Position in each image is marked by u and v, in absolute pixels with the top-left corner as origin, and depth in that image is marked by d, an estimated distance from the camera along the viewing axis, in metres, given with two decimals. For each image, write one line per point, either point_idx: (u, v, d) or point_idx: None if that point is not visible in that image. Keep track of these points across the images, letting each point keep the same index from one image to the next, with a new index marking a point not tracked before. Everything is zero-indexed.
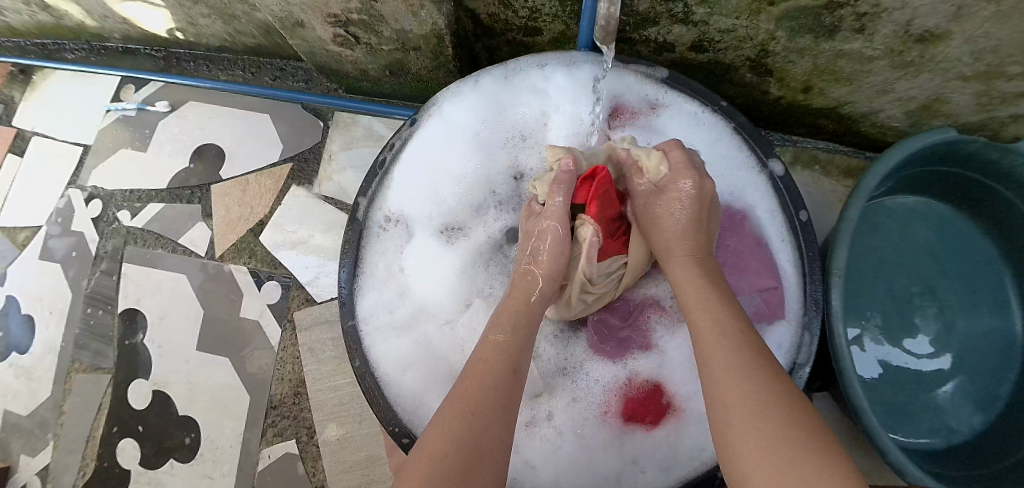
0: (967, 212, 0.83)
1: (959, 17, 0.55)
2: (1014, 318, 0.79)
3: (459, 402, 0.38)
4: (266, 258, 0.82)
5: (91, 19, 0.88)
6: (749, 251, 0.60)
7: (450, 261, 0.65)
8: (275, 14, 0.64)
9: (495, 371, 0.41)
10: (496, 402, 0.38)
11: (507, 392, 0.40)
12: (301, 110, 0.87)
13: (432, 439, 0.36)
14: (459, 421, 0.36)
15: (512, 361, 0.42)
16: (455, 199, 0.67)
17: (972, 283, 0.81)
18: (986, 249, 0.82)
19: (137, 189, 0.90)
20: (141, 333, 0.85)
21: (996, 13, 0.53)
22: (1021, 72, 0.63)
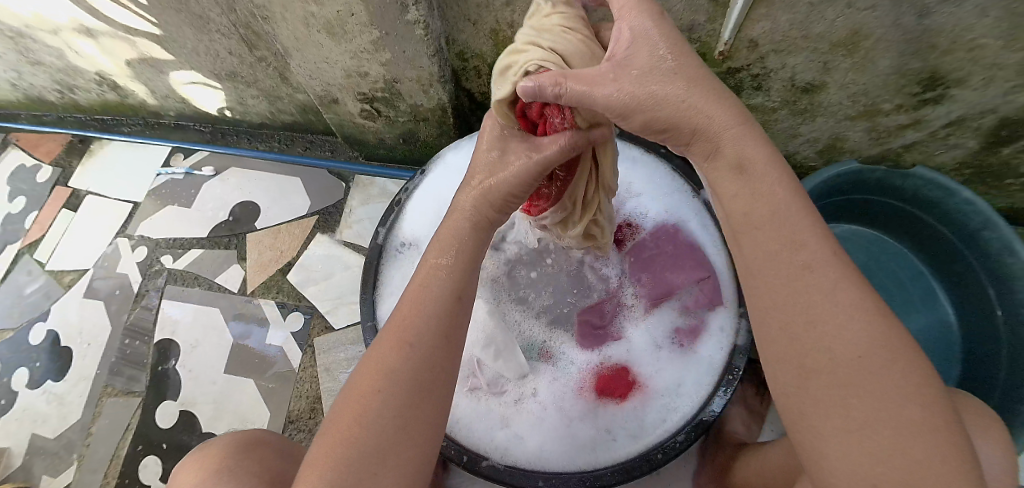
0: (888, 233, 1.00)
1: (827, 69, 0.75)
2: (945, 309, 0.94)
3: (399, 330, 0.43)
4: (293, 292, 0.95)
5: (154, 98, 1.12)
6: (685, 253, 0.75)
7: None
8: (317, 93, 0.87)
9: (433, 295, 0.44)
10: (427, 325, 0.42)
11: (448, 318, 0.44)
12: (328, 174, 1.05)
13: (371, 366, 0.42)
14: (395, 351, 0.42)
15: (454, 287, 0.45)
16: None
17: (906, 290, 0.97)
18: (910, 261, 0.98)
19: (179, 238, 1.04)
20: (172, 359, 0.95)
21: (853, 65, 0.73)
22: (893, 108, 0.79)
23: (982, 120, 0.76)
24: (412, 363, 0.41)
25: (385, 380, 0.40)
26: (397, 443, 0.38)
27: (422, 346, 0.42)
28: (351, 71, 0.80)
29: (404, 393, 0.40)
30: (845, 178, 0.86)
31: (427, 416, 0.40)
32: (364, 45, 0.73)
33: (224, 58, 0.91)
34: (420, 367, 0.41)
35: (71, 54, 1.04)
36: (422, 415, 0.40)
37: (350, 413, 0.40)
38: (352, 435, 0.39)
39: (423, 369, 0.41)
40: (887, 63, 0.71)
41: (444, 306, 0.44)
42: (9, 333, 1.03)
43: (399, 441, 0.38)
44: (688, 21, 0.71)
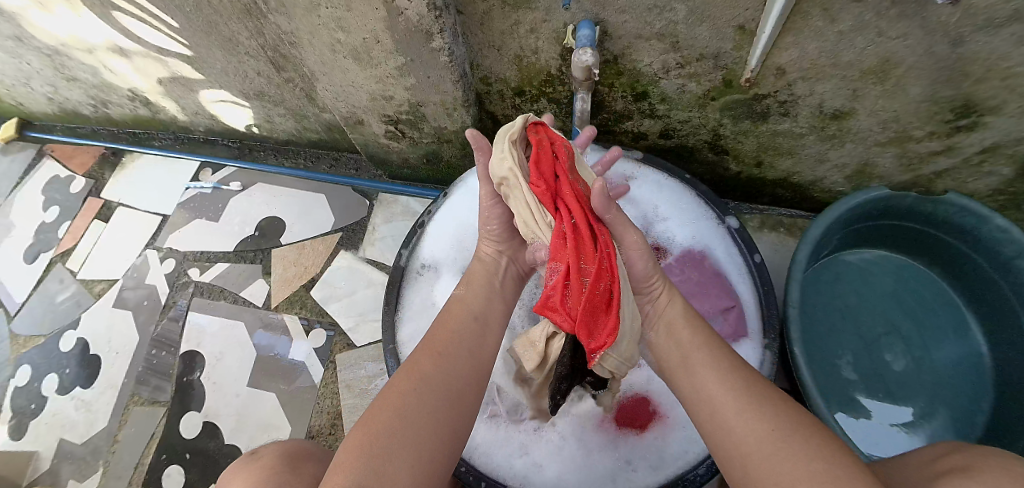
0: (919, 260, 0.97)
1: (856, 96, 0.73)
2: (975, 340, 0.90)
3: (434, 344, 0.49)
4: (315, 308, 0.96)
5: (184, 114, 1.15)
6: (711, 281, 0.74)
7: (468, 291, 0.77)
8: (343, 115, 0.89)
9: (463, 320, 0.52)
10: (463, 344, 0.49)
11: (474, 343, 0.50)
12: (352, 192, 1.06)
13: (403, 372, 0.46)
14: (427, 359, 0.47)
15: (478, 317, 0.54)
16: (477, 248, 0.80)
17: (937, 318, 0.93)
18: (941, 289, 0.95)
19: (206, 252, 1.07)
20: (198, 371, 0.97)
21: (883, 92, 0.71)
22: (924, 135, 0.78)
23: (1018, 148, 0.74)
24: (444, 370, 0.46)
25: (421, 380, 0.44)
26: (424, 435, 0.40)
27: (456, 359, 0.48)
28: (376, 95, 0.81)
29: (435, 393, 0.44)
30: (874, 203, 0.85)
31: (452, 420, 0.43)
32: (389, 70, 0.74)
33: (252, 78, 0.93)
34: (452, 376, 0.46)
35: (104, 71, 1.07)
36: (446, 418, 0.43)
37: (380, 407, 0.42)
38: (378, 423, 0.40)
39: (452, 376, 0.46)
40: (918, 90, 0.69)
41: (476, 332, 0.52)
42: (42, 340, 1.07)
43: (422, 436, 0.40)
44: (713, 49, 0.69)
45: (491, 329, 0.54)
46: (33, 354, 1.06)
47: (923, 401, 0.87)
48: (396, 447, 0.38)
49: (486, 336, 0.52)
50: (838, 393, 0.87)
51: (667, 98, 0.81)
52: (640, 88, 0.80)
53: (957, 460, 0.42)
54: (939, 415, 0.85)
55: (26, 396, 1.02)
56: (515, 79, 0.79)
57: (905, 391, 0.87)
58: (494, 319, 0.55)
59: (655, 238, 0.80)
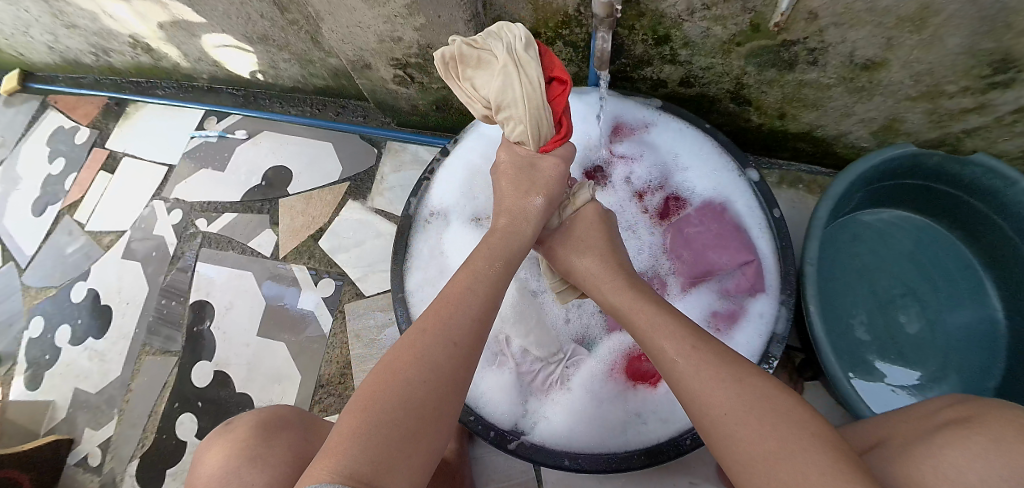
0: (941, 223, 0.94)
1: (890, 46, 0.69)
2: (994, 303, 0.88)
3: (435, 325, 0.44)
4: (324, 259, 0.95)
5: (186, 61, 1.12)
6: (728, 234, 0.72)
7: (441, 234, 0.76)
8: (349, 58, 0.86)
9: (466, 296, 0.48)
10: (464, 326, 0.45)
11: (479, 325, 0.46)
12: (360, 139, 1.02)
13: (405, 352, 0.42)
14: (431, 345, 0.42)
15: (485, 292, 0.49)
16: (458, 193, 0.78)
17: (954, 281, 0.91)
18: (961, 251, 0.92)
19: (213, 202, 1.05)
20: (207, 321, 0.97)
21: (919, 42, 0.67)
22: (957, 90, 0.74)
23: None
24: (445, 355, 0.42)
25: (421, 367, 0.40)
26: (422, 431, 0.37)
27: (460, 344, 0.43)
28: (384, 37, 0.78)
29: (434, 382, 0.40)
30: (898, 163, 0.81)
31: (450, 410, 0.40)
32: (398, 9, 0.71)
33: (256, 21, 0.90)
34: (453, 363, 0.42)
35: (103, 16, 1.04)
36: (449, 411, 0.40)
37: (377, 392, 0.38)
38: (375, 411, 0.37)
39: (456, 363, 0.42)
40: (957, 41, 0.65)
41: (480, 310, 0.47)
42: (53, 291, 1.07)
43: (421, 436, 0.37)
44: None
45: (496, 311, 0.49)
46: (45, 305, 1.07)
47: (934, 365, 0.85)
48: (392, 442, 0.35)
49: (491, 320, 0.48)
50: (845, 351, 0.87)
51: (690, 42, 0.77)
52: (661, 31, 0.75)
53: (958, 411, 0.41)
54: (949, 377, 0.84)
55: (40, 347, 1.03)
56: (530, 20, 0.75)
57: (919, 353, 0.86)
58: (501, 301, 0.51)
59: (676, 188, 0.78)
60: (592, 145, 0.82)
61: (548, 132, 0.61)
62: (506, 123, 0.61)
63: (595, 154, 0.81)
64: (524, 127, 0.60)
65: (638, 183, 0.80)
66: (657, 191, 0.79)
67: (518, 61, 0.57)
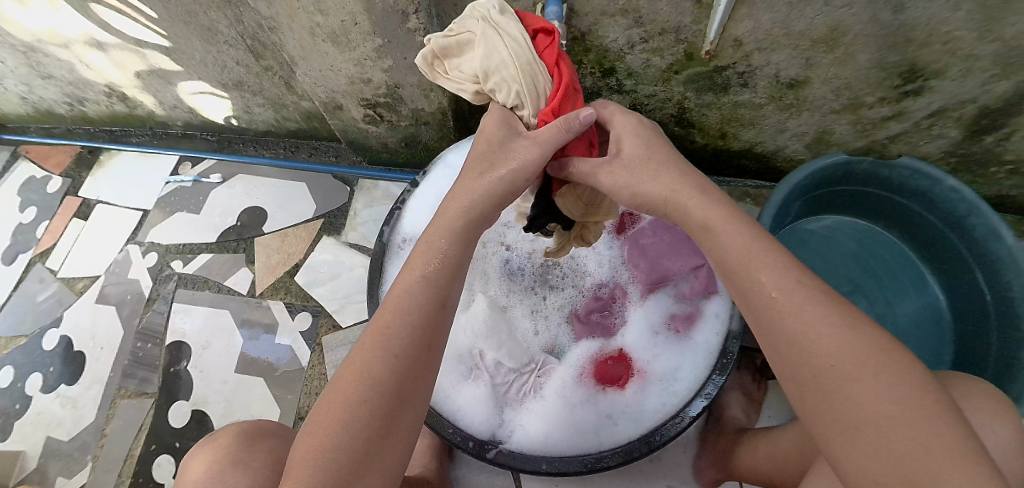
0: (879, 225, 1.02)
1: (810, 65, 0.78)
2: (933, 291, 0.97)
3: (377, 341, 0.44)
4: (300, 293, 0.96)
5: (161, 109, 1.16)
6: (681, 242, 0.77)
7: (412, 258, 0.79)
8: (322, 99, 0.91)
9: (410, 302, 0.46)
10: (408, 339, 0.44)
11: (427, 330, 0.45)
12: (333, 179, 1.06)
13: (349, 373, 0.43)
14: (371, 366, 0.42)
15: (430, 292, 0.46)
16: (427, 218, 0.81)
17: (897, 275, 0.99)
18: (899, 248, 1.01)
19: (187, 244, 1.06)
20: (185, 360, 0.97)
21: (833, 60, 0.76)
22: (874, 101, 0.83)
23: (963, 110, 0.80)
24: (388, 375, 0.42)
25: (364, 391, 0.41)
26: (372, 453, 0.40)
27: (405, 360, 0.43)
28: (354, 78, 0.85)
29: (379, 405, 0.41)
30: (834, 169, 0.89)
31: (402, 424, 0.42)
32: (367, 52, 0.79)
33: (231, 68, 0.96)
34: (397, 382, 0.42)
35: (81, 66, 1.07)
36: (400, 426, 0.42)
37: (327, 419, 0.41)
38: (323, 442, 0.40)
39: (400, 380, 0.42)
40: (867, 57, 0.74)
41: (427, 313, 0.45)
42: (23, 340, 1.06)
43: (371, 457, 0.40)
44: (674, 23, 0.73)
45: (448, 305, 0.47)
46: (15, 354, 1.05)
47: None
48: (341, 470, 0.39)
49: (442, 317, 0.47)
50: None
51: (633, 73, 0.85)
52: (607, 64, 0.83)
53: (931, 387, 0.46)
54: None
55: (9, 397, 1.01)
56: None
57: None
58: (452, 295, 0.48)
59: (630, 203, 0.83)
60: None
61: (545, 89, 0.56)
62: (497, 91, 0.56)
63: None
64: (518, 86, 0.54)
65: None
66: None
67: (496, 25, 0.55)
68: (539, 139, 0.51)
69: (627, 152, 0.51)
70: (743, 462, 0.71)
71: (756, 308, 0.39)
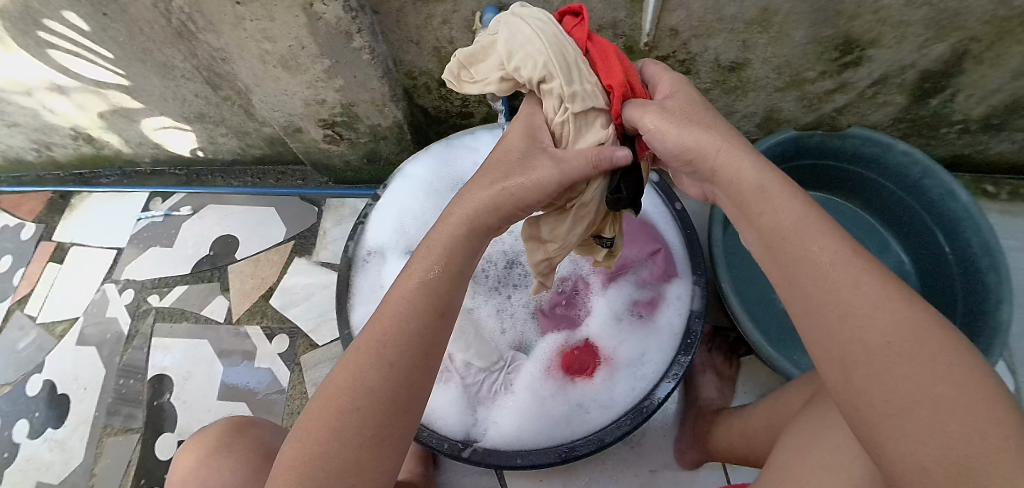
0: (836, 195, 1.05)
1: (748, 47, 0.81)
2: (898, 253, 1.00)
3: (372, 345, 0.41)
4: (276, 316, 0.97)
5: (128, 147, 1.17)
6: (637, 230, 0.80)
7: (378, 270, 0.81)
8: (280, 123, 0.93)
9: (409, 307, 0.42)
10: (406, 348, 0.41)
11: (428, 338, 0.42)
12: (301, 201, 1.07)
13: (343, 377, 0.41)
14: (368, 374, 0.40)
15: (432, 299, 0.43)
16: (389, 229, 0.83)
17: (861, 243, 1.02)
18: (858, 216, 1.04)
19: (163, 278, 1.07)
20: (168, 393, 0.97)
21: (770, 39, 0.79)
22: (816, 76, 0.86)
23: (904, 76, 0.83)
24: (384, 384, 0.40)
25: (358, 399, 0.39)
26: (363, 463, 0.38)
27: (402, 369, 0.40)
28: (309, 100, 0.87)
29: (371, 415, 0.39)
30: (788, 146, 0.92)
31: (395, 434, 0.40)
32: (318, 73, 0.81)
33: (191, 100, 0.98)
34: (395, 392, 0.40)
35: (44, 112, 1.09)
36: (395, 436, 0.40)
37: (317, 425, 0.39)
38: (313, 449, 0.38)
39: (398, 389, 0.40)
40: (801, 34, 0.77)
41: (426, 319, 0.42)
42: (6, 388, 1.06)
43: (360, 467, 0.38)
44: (610, 19, 0.76)
45: (452, 312, 0.44)
46: None
47: None
48: (327, 480, 0.37)
49: (445, 324, 0.44)
50: (787, 329, 0.89)
51: None
52: None
53: None
54: None
55: None
56: (436, 70, 0.86)
57: None
58: (456, 303, 0.45)
59: None
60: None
61: (580, 63, 0.49)
62: (522, 69, 0.48)
63: None
64: (547, 59, 0.47)
65: None
66: None
67: (515, 13, 0.52)
68: (564, 160, 0.45)
69: (672, 116, 0.45)
70: (722, 440, 0.72)
71: (807, 281, 0.35)
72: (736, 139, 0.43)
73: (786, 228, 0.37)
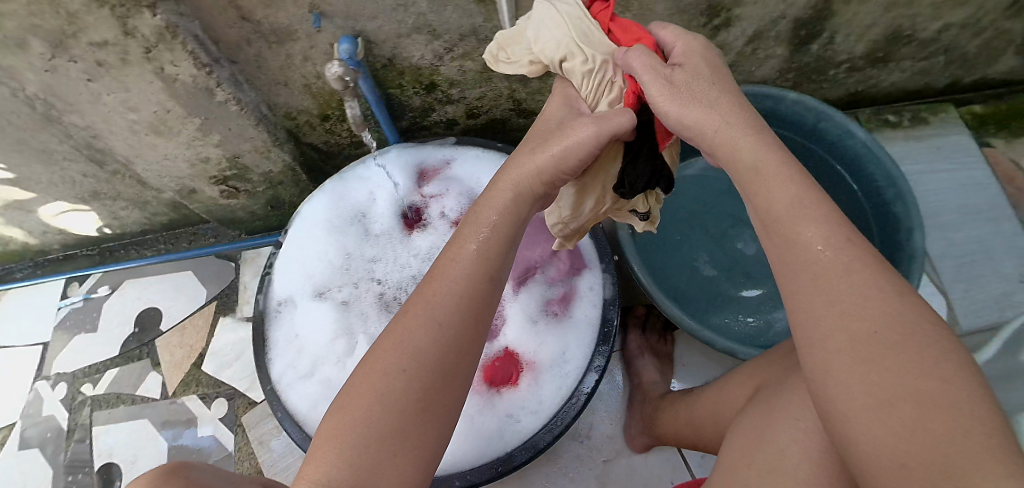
0: None
1: None
2: None
3: (419, 311, 0.42)
4: (210, 381, 0.96)
5: (33, 238, 1.11)
6: (539, 229, 0.79)
7: (289, 318, 0.79)
8: (172, 188, 0.91)
9: (461, 279, 0.43)
10: (449, 313, 0.41)
11: (474, 304, 0.42)
12: (216, 258, 1.05)
13: (390, 342, 0.40)
14: (415, 339, 0.40)
15: (487, 269, 0.44)
16: (295, 275, 0.81)
17: None
18: None
19: (93, 363, 1.04)
20: (118, 480, 0.95)
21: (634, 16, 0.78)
22: None
23: (777, 27, 0.83)
24: (433, 346, 0.39)
25: (407, 362, 0.38)
26: (407, 429, 0.37)
27: (452, 330, 0.40)
28: (192, 160, 0.85)
29: (420, 379, 0.38)
30: None
31: (444, 400, 0.39)
32: (192, 134, 0.79)
33: (80, 181, 0.93)
34: (447, 355, 0.40)
35: None
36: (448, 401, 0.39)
37: (358, 396, 0.38)
38: (354, 417, 0.37)
39: (445, 351, 0.40)
40: (663, 6, 0.76)
41: (471, 285, 0.43)
42: None
43: (405, 433, 0.37)
44: (468, 26, 0.73)
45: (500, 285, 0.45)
46: None
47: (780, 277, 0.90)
48: (369, 448, 0.36)
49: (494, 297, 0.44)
50: (712, 296, 0.90)
51: (453, 81, 0.84)
52: (425, 79, 0.83)
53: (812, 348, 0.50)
54: None
55: None
56: (313, 106, 0.85)
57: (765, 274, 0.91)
58: (502, 277, 0.46)
59: None
60: (403, 197, 0.83)
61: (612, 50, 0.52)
62: (569, 63, 0.53)
63: (408, 202, 0.83)
64: (569, 42, 0.52)
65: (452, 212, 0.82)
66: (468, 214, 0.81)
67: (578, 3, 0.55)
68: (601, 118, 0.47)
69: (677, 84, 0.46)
70: (668, 426, 0.71)
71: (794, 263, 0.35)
72: (742, 118, 0.44)
73: (778, 210, 0.38)
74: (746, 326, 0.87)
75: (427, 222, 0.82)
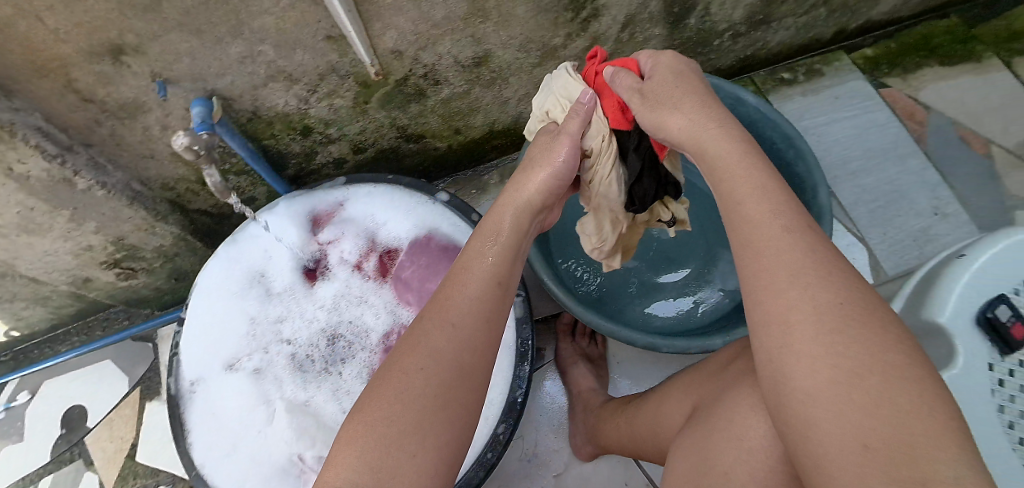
0: None
1: (479, 40, 0.77)
2: None
3: (442, 308, 0.44)
4: (147, 471, 0.93)
5: None
6: (439, 257, 0.77)
7: (201, 398, 0.75)
8: (64, 280, 0.87)
9: (483, 283, 0.46)
10: (470, 312, 0.43)
11: (493, 304, 0.45)
12: (133, 341, 1.02)
13: (412, 342, 0.41)
14: (438, 337, 0.41)
15: (495, 274, 0.47)
16: (202, 351, 0.77)
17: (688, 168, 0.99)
18: None
19: (25, 476, 0.98)
20: None
21: (497, 26, 0.75)
22: (562, 44, 0.85)
23: (648, 9, 0.82)
24: (456, 340, 0.41)
25: (427, 359, 0.39)
26: (424, 423, 0.36)
27: (471, 327, 0.42)
28: (76, 250, 0.80)
29: (444, 373, 0.39)
30: None
31: (466, 394, 0.39)
32: (65, 227, 0.74)
33: None
34: (471, 353, 0.41)
35: None
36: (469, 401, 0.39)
37: (376, 399, 0.38)
38: (373, 417, 0.37)
39: (467, 345, 0.41)
40: (524, 9, 0.74)
41: (487, 287, 0.46)
42: None
43: (425, 427, 0.36)
44: (325, 65, 0.70)
45: (511, 291, 0.48)
46: None
47: (699, 257, 0.90)
48: (390, 444, 0.35)
49: (507, 300, 0.47)
50: (637, 289, 0.89)
51: (328, 122, 0.82)
52: (298, 125, 0.80)
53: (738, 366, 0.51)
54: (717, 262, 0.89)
55: None
56: (190, 173, 0.81)
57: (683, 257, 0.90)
58: (513, 281, 0.49)
59: (384, 243, 0.80)
60: (300, 250, 0.80)
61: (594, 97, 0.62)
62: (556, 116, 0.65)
63: (305, 254, 0.80)
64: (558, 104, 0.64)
65: (353, 256, 0.80)
66: (367, 255, 0.79)
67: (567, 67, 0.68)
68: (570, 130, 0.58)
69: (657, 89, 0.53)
70: (610, 438, 0.69)
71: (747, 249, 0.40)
72: (703, 114, 0.50)
73: (739, 190, 0.43)
74: (675, 313, 0.87)
75: (327, 271, 0.79)
